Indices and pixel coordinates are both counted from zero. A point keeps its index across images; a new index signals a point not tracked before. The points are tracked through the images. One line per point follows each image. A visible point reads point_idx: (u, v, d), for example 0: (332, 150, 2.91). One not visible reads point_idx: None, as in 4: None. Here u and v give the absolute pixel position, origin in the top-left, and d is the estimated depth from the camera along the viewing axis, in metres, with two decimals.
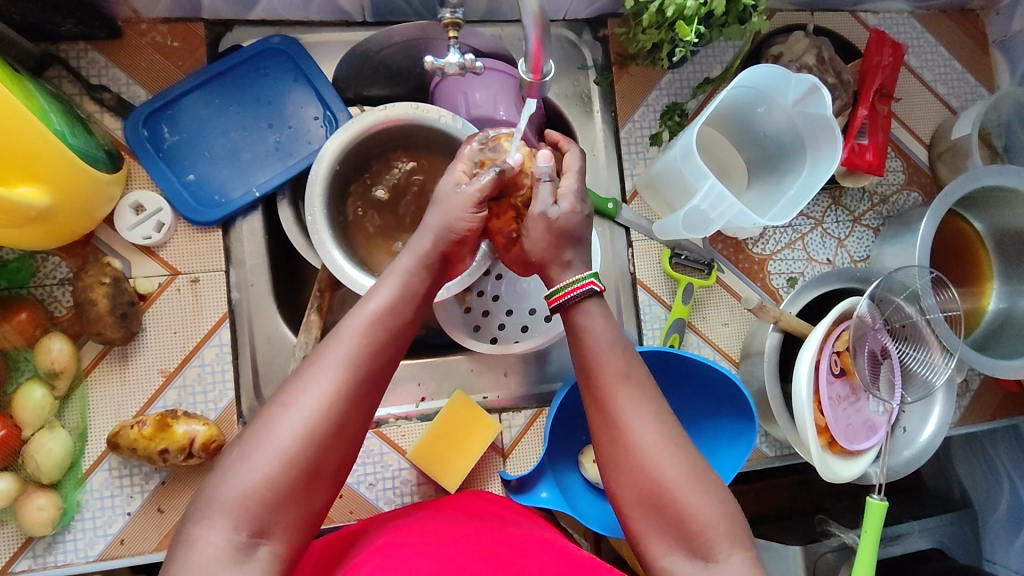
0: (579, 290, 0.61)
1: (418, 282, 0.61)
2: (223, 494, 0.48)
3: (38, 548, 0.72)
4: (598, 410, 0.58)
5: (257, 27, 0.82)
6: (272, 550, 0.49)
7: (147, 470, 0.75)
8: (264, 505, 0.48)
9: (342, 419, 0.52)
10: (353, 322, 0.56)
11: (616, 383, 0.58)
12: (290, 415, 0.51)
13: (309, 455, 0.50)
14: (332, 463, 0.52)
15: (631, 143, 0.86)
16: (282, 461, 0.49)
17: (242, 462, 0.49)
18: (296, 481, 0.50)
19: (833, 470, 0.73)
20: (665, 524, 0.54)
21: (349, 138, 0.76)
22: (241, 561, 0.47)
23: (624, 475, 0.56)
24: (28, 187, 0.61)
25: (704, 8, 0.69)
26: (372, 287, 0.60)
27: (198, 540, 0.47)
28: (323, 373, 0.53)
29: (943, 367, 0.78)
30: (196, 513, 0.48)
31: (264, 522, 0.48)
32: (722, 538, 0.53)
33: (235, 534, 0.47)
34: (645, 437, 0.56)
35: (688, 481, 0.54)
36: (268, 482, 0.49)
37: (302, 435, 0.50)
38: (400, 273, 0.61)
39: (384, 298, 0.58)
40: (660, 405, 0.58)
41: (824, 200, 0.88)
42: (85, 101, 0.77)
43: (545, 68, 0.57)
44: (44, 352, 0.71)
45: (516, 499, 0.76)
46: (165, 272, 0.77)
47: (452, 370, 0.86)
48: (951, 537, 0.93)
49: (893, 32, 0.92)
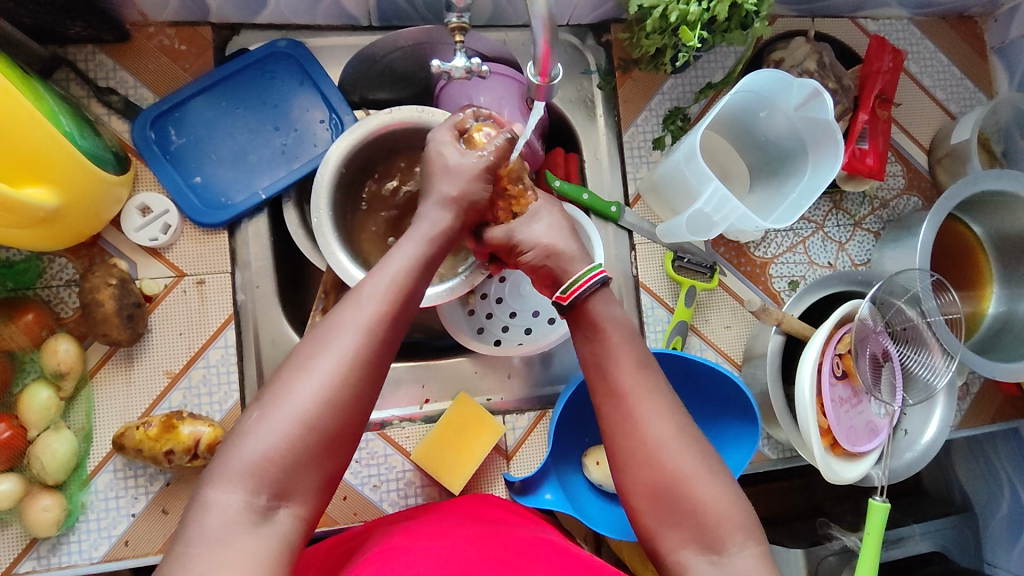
0: (595, 277, 0.64)
1: (432, 251, 0.63)
2: (244, 454, 0.49)
3: (42, 550, 0.72)
4: (613, 405, 0.59)
5: (264, 31, 0.83)
6: (292, 512, 0.50)
7: (152, 471, 0.75)
8: (283, 466, 0.49)
9: (359, 383, 0.53)
10: (371, 289, 0.57)
11: (632, 377, 0.59)
12: (309, 377, 0.52)
13: (328, 418, 0.51)
14: (351, 427, 0.52)
15: (635, 147, 0.87)
16: (301, 423, 0.50)
17: (263, 422, 0.50)
18: (316, 442, 0.50)
19: (837, 472, 0.73)
20: (678, 518, 0.54)
21: (355, 141, 0.76)
22: (261, 522, 0.48)
23: (637, 470, 0.56)
24: (36, 188, 0.62)
25: (707, 14, 0.69)
26: (387, 254, 0.62)
27: (212, 502, 0.47)
28: (342, 337, 0.54)
29: (944, 370, 0.79)
30: (212, 476, 0.49)
31: (283, 484, 0.49)
32: (735, 530, 0.54)
33: (254, 497, 0.48)
34: (659, 431, 0.57)
35: (702, 473, 0.55)
36: (289, 442, 0.50)
37: (321, 397, 0.51)
38: (421, 238, 0.63)
39: (400, 266, 0.60)
40: (671, 402, 0.59)
41: (825, 204, 0.89)
42: (93, 103, 0.78)
43: (553, 71, 0.59)
44: (50, 353, 0.71)
45: (519, 501, 0.77)
46: (171, 274, 0.78)
47: (455, 373, 0.87)
48: (952, 540, 0.93)
49: (893, 39, 0.93)
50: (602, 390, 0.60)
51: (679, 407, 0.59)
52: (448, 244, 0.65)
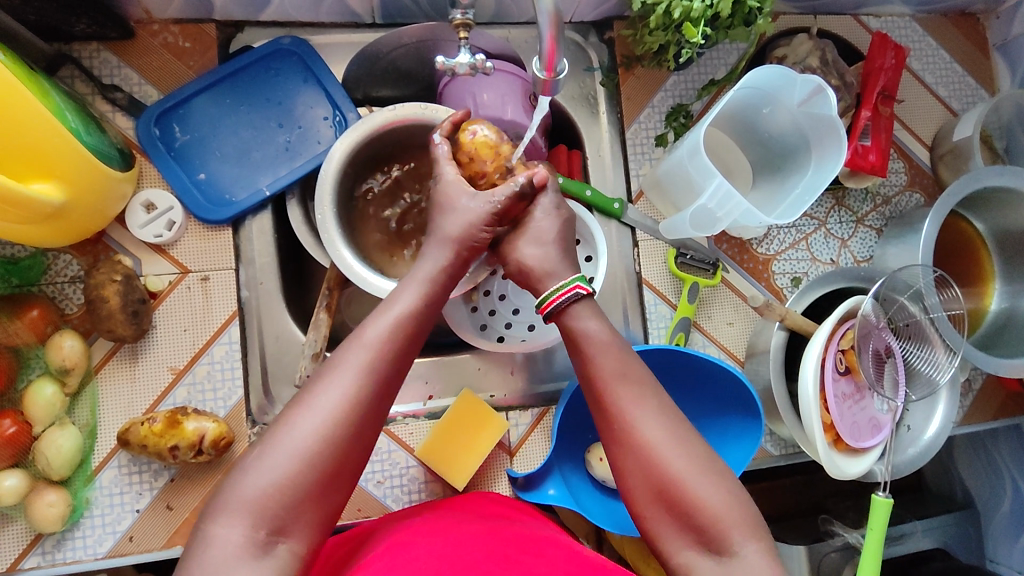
0: (567, 294, 0.64)
1: (435, 291, 0.64)
2: (246, 489, 0.49)
3: (47, 545, 0.72)
4: (604, 409, 0.60)
5: (267, 28, 0.83)
6: (289, 548, 0.50)
7: (157, 467, 0.75)
8: (284, 502, 0.50)
9: (359, 422, 0.53)
10: (375, 328, 0.58)
11: (615, 382, 0.60)
12: (312, 413, 0.52)
13: (328, 456, 0.52)
14: (351, 464, 0.53)
15: (637, 144, 0.87)
16: (302, 461, 0.51)
17: (264, 459, 0.51)
18: (316, 480, 0.51)
19: (841, 468, 0.73)
20: (678, 518, 0.55)
21: (360, 137, 0.77)
22: (261, 556, 0.48)
23: (635, 472, 0.57)
24: (43, 183, 0.62)
25: (711, 10, 0.70)
26: (392, 294, 0.63)
27: (216, 536, 0.48)
28: (344, 375, 0.54)
29: (947, 366, 0.79)
30: (215, 510, 0.49)
31: (284, 520, 0.50)
32: (735, 528, 0.53)
33: (254, 532, 0.49)
34: (653, 434, 0.57)
35: (697, 473, 0.55)
36: (289, 479, 0.50)
37: (321, 436, 0.52)
38: (422, 280, 0.64)
39: (404, 306, 0.61)
40: (662, 403, 0.59)
41: (828, 201, 0.89)
42: (97, 100, 0.78)
43: (559, 66, 0.58)
44: (55, 349, 0.71)
45: (523, 497, 0.77)
46: (175, 271, 0.78)
47: (459, 370, 0.87)
48: (954, 537, 0.94)
49: (895, 35, 0.93)
50: (595, 394, 0.61)
51: (673, 411, 0.59)
52: (450, 282, 0.66)
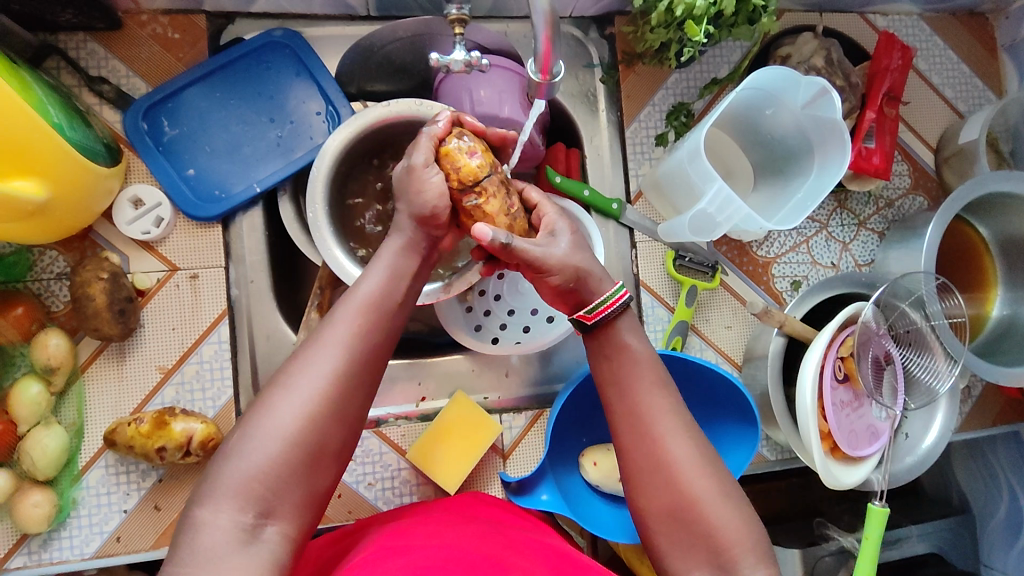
0: (619, 301, 0.61)
1: (406, 264, 0.61)
2: (228, 474, 0.48)
3: (34, 545, 0.71)
4: (630, 426, 0.58)
5: (259, 20, 0.81)
6: (279, 530, 0.49)
7: (144, 467, 0.74)
8: (270, 484, 0.49)
9: (341, 398, 0.52)
10: (348, 307, 0.56)
11: (631, 398, 0.59)
12: (289, 397, 0.51)
13: (311, 434, 0.51)
14: (336, 442, 0.52)
15: (637, 143, 0.85)
16: (285, 442, 0.50)
17: (245, 444, 0.49)
18: (300, 460, 0.50)
19: (837, 477, 0.72)
20: (692, 538, 0.54)
21: (353, 133, 0.74)
22: (249, 542, 0.47)
23: (655, 488, 0.56)
24: (25, 181, 0.60)
25: (714, 7, 0.67)
26: (361, 274, 0.60)
27: (203, 523, 0.47)
28: (322, 353, 0.53)
29: (948, 375, 0.78)
30: (203, 495, 0.48)
31: (269, 502, 0.48)
32: (748, 554, 0.53)
33: (241, 516, 0.47)
34: (678, 451, 0.56)
35: (718, 497, 0.54)
36: (273, 461, 0.49)
37: (302, 416, 0.50)
38: (388, 255, 0.61)
39: (375, 282, 0.59)
40: (691, 423, 0.58)
41: (830, 203, 0.87)
42: (84, 92, 0.76)
43: (554, 68, 0.57)
44: (40, 347, 0.70)
45: (516, 502, 0.75)
46: (164, 268, 0.76)
47: (452, 371, 0.86)
48: (948, 542, 0.93)
49: (902, 34, 0.91)
50: (611, 409, 0.59)
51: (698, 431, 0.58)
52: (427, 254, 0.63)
